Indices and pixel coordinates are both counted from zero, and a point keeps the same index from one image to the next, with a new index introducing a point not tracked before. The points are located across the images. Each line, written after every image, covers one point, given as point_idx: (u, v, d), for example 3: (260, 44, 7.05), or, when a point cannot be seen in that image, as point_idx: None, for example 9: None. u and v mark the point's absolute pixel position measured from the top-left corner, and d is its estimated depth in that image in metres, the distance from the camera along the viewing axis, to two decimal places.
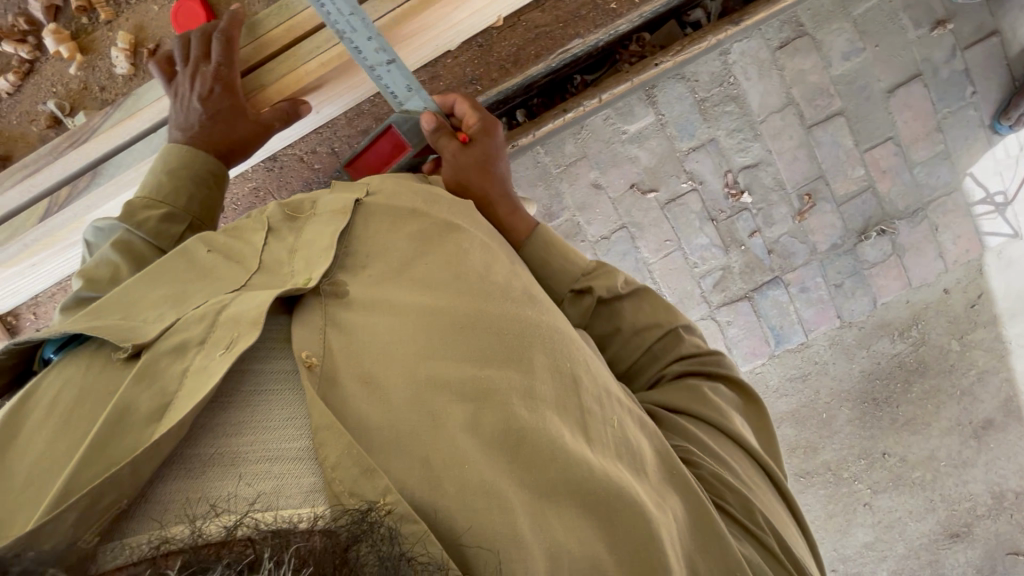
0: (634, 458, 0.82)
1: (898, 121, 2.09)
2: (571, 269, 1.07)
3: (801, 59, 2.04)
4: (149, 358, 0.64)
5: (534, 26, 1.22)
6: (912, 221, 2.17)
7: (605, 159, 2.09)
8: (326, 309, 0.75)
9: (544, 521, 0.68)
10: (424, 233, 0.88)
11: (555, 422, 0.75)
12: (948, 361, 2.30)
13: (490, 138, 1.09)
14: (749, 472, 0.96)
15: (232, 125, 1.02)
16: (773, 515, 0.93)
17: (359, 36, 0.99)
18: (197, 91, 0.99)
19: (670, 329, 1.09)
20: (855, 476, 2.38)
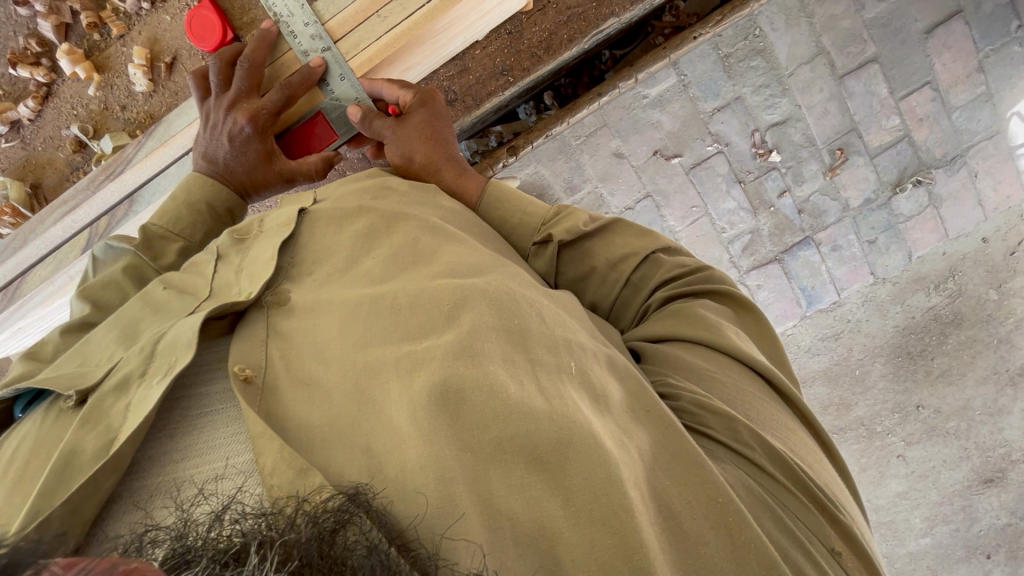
0: (600, 398, 0.69)
1: (937, 64, 1.97)
2: (532, 219, 0.93)
3: (832, 4, 1.92)
4: (94, 399, 0.61)
5: (566, 8, 1.10)
6: (950, 169, 2.08)
7: (627, 127, 2.02)
8: (266, 320, 0.71)
9: (486, 488, 0.58)
10: (370, 228, 0.81)
11: (500, 376, 0.64)
12: (986, 310, 2.25)
13: (428, 109, 0.96)
14: (750, 391, 0.78)
15: (255, 169, 0.94)
16: (781, 437, 0.75)
17: (295, 20, 0.95)
18: (228, 129, 0.91)
19: (649, 255, 0.90)
20: (889, 430, 2.39)
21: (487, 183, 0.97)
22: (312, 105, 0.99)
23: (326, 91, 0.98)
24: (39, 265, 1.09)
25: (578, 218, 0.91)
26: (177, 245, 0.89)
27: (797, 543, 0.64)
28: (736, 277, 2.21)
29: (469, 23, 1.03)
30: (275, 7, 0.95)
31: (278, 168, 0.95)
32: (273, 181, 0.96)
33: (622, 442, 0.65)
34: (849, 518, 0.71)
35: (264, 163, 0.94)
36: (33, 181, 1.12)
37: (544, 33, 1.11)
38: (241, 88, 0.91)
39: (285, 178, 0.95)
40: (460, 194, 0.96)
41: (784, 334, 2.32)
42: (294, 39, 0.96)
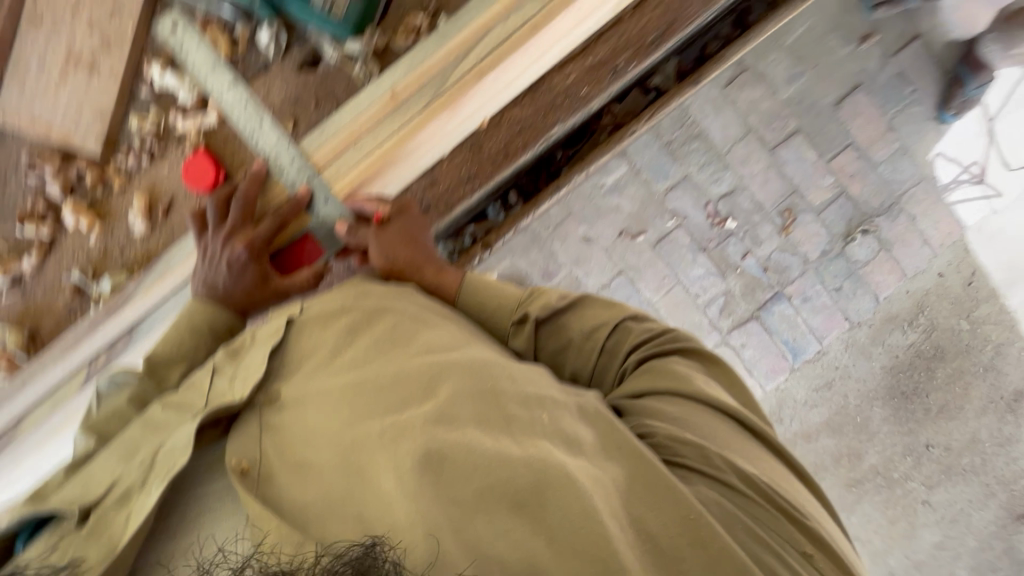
0: (578, 446, 0.68)
1: (852, 128, 2.23)
2: (508, 302, 0.99)
3: (750, 91, 2.19)
4: (97, 513, 0.66)
5: (517, 119, 1.09)
6: (889, 216, 2.26)
7: (591, 213, 2.18)
8: (259, 418, 0.75)
9: (473, 537, 0.60)
10: (353, 326, 0.84)
11: (476, 434, 0.67)
12: (963, 341, 2.32)
13: (402, 214, 1.06)
14: (724, 430, 0.78)
15: (251, 290, 1.00)
16: (755, 466, 0.75)
17: (282, 157, 1.04)
18: (225, 257, 0.98)
19: (620, 322, 0.94)
20: (906, 475, 2.33)
21: (463, 274, 1.04)
22: (300, 226, 1.07)
23: (312, 213, 1.05)
24: (35, 410, 1.12)
25: (552, 293, 0.97)
26: (178, 369, 0.91)
27: (768, 552, 0.66)
28: (720, 338, 2.27)
29: (430, 142, 1.03)
30: (264, 148, 1.04)
31: (274, 287, 1.02)
32: (269, 299, 1.03)
33: (602, 488, 0.64)
34: (831, 543, 0.72)
35: (260, 284, 1.01)
36: (30, 330, 1.10)
37: (501, 142, 1.10)
38: (236, 221, 1.00)
39: (280, 295, 1.02)
40: (440, 286, 1.02)
41: (778, 391, 2.32)
42: (282, 173, 1.04)
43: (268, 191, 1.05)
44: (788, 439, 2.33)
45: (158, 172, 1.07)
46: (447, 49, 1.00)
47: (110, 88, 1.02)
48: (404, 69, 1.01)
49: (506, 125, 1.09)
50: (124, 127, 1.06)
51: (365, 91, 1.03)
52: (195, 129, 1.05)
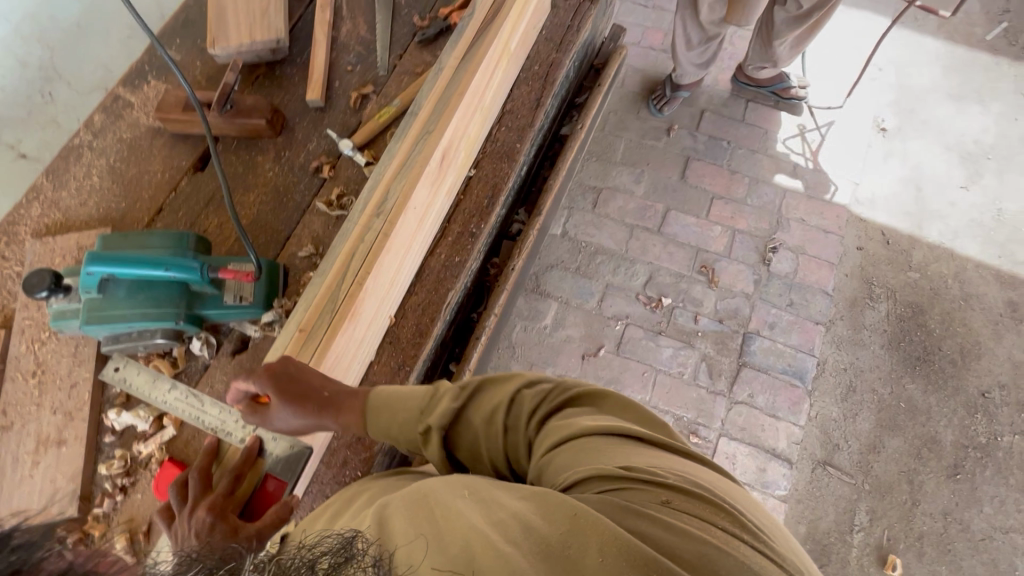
0: (496, 505, 0.57)
1: (707, 186, 2.61)
2: (410, 416, 0.90)
3: (614, 201, 2.59)
4: None
5: (417, 304, 1.28)
6: (784, 228, 2.53)
7: (549, 355, 2.31)
8: None
9: None
10: (331, 513, 0.77)
11: (404, 527, 0.56)
12: (926, 287, 2.42)
13: (282, 370, 1.00)
14: (638, 450, 0.68)
15: (218, 544, 0.90)
16: (674, 471, 0.64)
17: (229, 423, 1.15)
18: (190, 528, 0.94)
19: (516, 385, 0.86)
20: (990, 434, 2.19)
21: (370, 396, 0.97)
22: (259, 472, 1.09)
23: (266, 455, 1.11)
24: None
25: (448, 396, 0.88)
26: None
27: (689, 541, 0.52)
28: (729, 400, 2.24)
29: (354, 350, 1.16)
30: (212, 424, 1.16)
31: (246, 532, 0.93)
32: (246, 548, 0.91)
33: (514, 530, 0.53)
34: (762, 528, 0.59)
35: (231, 536, 0.92)
36: None
37: (412, 326, 1.27)
38: (193, 492, 1.01)
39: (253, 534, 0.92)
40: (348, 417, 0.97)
41: (814, 419, 2.22)
42: (230, 435, 1.14)
43: (223, 463, 1.11)
44: (860, 461, 2.16)
45: (133, 502, 1.14)
46: (332, 274, 1.09)
47: (78, 449, 1.15)
48: (302, 305, 1.10)
49: (410, 312, 1.28)
50: (95, 479, 1.16)
51: (277, 340, 1.09)
52: (157, 446, 1.17)
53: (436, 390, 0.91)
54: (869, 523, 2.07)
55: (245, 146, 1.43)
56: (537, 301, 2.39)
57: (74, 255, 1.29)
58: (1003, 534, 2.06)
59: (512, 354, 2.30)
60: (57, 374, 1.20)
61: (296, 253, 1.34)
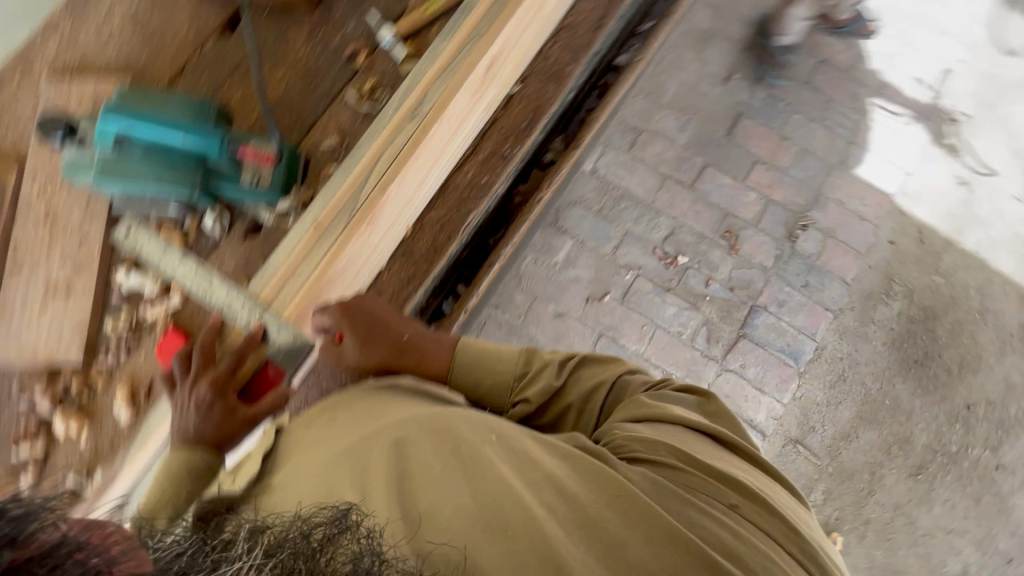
0: (530, 460, 0.74)
1: (752, 148, 2.48)
2: (503, 379, 1.01)
3: (652, 146, 2.46)
4: None
5: (437, 219, 1.24)
6: (820, 207, 2.43)
7: (554, 291, 2.30)
8: (256, 505, 0.76)
9: (425, 546, 0.63)
10: (347, 414, 0.91)
11: (440, 463, 0.73)
12: (946, 293, 2.36)
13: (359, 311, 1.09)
14: (697, 442, 0.80)
15: (216, 424, 0.98)
16: (721, 463, 0.76)
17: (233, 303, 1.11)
18: (190, 401, 0.99)
19: (617, 378, 0.97)
20: (963, 444, 2.24)
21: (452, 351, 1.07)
22: (259, 356, 1.07)
23: (269, 342, 1.07)
24: None
25: (548, 373, 0.98)
26: None
27: (714, 523, 0.67)
28: (719, 367, 2.27)
29: (366, 255, 1.15)
30: (219, 303, 1.14)
31: (243, 416, 1.00)
32: (242, 431, 1.00)
33: (546, 491, 0.68)
34: (790, 520, 0.73)
35: (229, 417, 0.99)
36: None
37: (427, 242, 1.24)
38: (195, 366, 1.03)
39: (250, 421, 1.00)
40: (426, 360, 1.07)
41: (798, 399, 2.27)
42: (237, 312, 1.10)
43: (227, 336, 1.10)
44: (830, 446, 2.23)
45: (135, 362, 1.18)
46: (353, 175, 1.05)
47: (85, 303, 1.16)
48: (319, 202, 1.06)
49: (428, 227, 1.24)
50: (100, 331, 1.19)
51: (291, 232, 1.06)
52: (162, 312, 1.19)
53: (532, 361, 1.02)
54: (821, 502, 2.18)
55: (278, 13, 1.32)
56: (553, 236, 2.34)
57: (90, 103, 1.23)
58: (944, 534, 2.18)
59: (518, 284, 2.29)
60: (66, 224, 1.17)
61: (320, 142, 1.27)
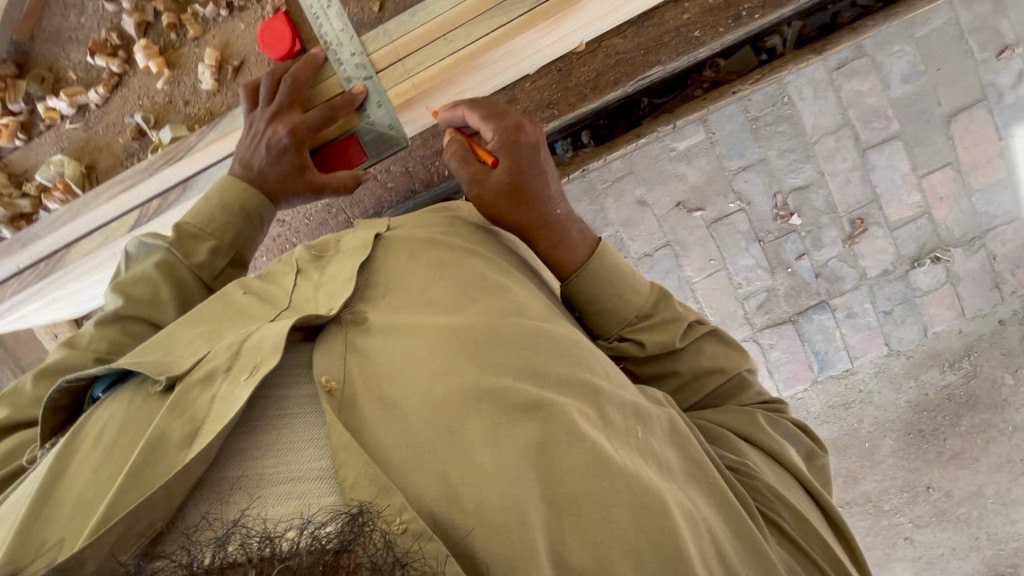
0: (661, 461, 0.78)
1: (958, 146, 1.98)
2: (625, 311, 1.02)
3: (859, 81, 1.92)
4: (181, 389, 0.70)
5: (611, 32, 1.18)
6: (968, 249, 2.08)
7: (652, 177, 2.02)
8: (344, 336, 0.80)
9: (560, 519, 0.66)
10: (466, 283, 0.88)
11: (581, 422, 0.73)
12: (1002, 395, 2.22)
13: (527, 141, 1.02)
14: (790, 484, 0.91)
15: (286, 173, 1.13)
16: (809, 516, 0.88)
17: (343, 53, 1.19)
18: (269, 136, 1.12)
19: (735, 374, 1.03)
20: (896, 509, 2.32)
21: (592, 254, 1.04)
22: (348, 124, 1.20)
23: (362, 116, 1.20)
24: (85, 240, 1.37)
25: (674, 331, 1.00)
26: (206, 245, 1.06)
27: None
28: (750, 333, 2.20)
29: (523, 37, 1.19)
30: (331, 43, 1.20)
31: (308, 179, 1.15)
32: (301, 189, 1.15)
33: (677, 498, 0.74)
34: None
35: (295, 174, 1.14)
36: (86, 160, 1.48)
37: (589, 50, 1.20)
38: (285, 101, 1.13)
39: (314, 185, 1.14)
40: (557, 250, 1.04)
41: (793, 397, 2.29)
42: (340, 67, 1.20)
43: (319, 83, 1.20)
44: None
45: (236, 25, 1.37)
46: None
47: None
48: None
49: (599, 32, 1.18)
50: None
51: None
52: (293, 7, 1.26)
53: (657, 306, 1.03)
54: None
55: None
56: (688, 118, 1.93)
57: None
58: None
59: None
60: None
61: None
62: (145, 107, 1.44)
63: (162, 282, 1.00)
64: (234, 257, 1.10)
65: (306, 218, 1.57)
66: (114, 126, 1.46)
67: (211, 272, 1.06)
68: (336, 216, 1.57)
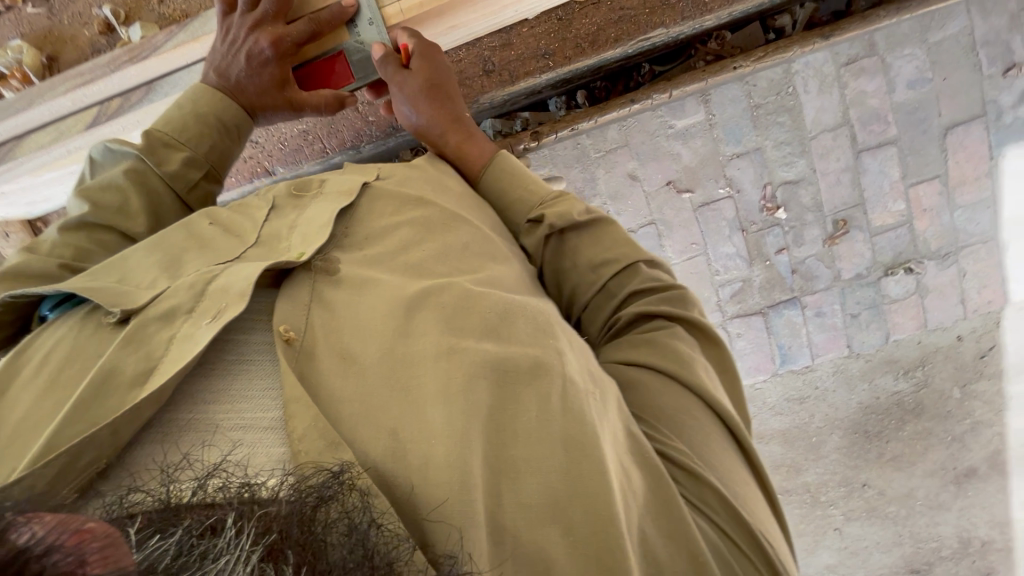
0: (609, 428, 0.76)
1: (950, 161, 1.99)
2: (526, 199, 1.05)
3: (865, 80, 1.88)
4: (138, 323, 0.68)
5: (619, 8, 1.31)
6: (941, 264, 2.12)
7: (647, 151, 1.98)
8: (312, 284, 0.78)
9: (501, 484, 0.67)
10: (439, 252, 0.86)
11: (540, 394, 0.72)
12: (947, 407, 2.31)
13: (437, 57, 1.13)
14: (705, 425, 0.86)
15: (266, 91, 1.09)
16: (728, 483, 0.82)
17: None
18: (246, 46, 1.05)
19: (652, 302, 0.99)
20: (832, 501, 2.41)
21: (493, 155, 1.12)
22: (336, 37, 1.10)
23: (352, 32, 1.10)
24: (41, 131, 1.31)
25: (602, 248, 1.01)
26: (179, 155, 1.06)
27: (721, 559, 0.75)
28: (719, 320, 2.23)
29: None
30: None
31: (288, 95, 1.10)
32: (281, 106, 1.11)
33: (626, 475, 0.74)
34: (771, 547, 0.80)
35: (275, 89, 1.09)
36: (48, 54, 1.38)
37: (592, 27, 1.33)
38: (263, 9, 1.04)
39: (294, 103, 1.10)
40: (467, 155, 1.12)
41: (752, 387, 2.35)
42: None
43: None
44: None
45: None
46: None
47: None
48: None
49: (604, 8, 1.32)
50: None
51: None
52: None
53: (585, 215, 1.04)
54: None
55: None
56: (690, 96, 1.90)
57: None
58: None
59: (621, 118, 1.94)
60: None
61: None
62: (116, 3, 1.35)
63: (131, 189, 1.00)
64: (209, 171, 1.09)
65: (280, 143, 1.51)
66: (81, 17, 1.37)
67: (184, 181, 1.05)
68: (310, 143, 1.52)
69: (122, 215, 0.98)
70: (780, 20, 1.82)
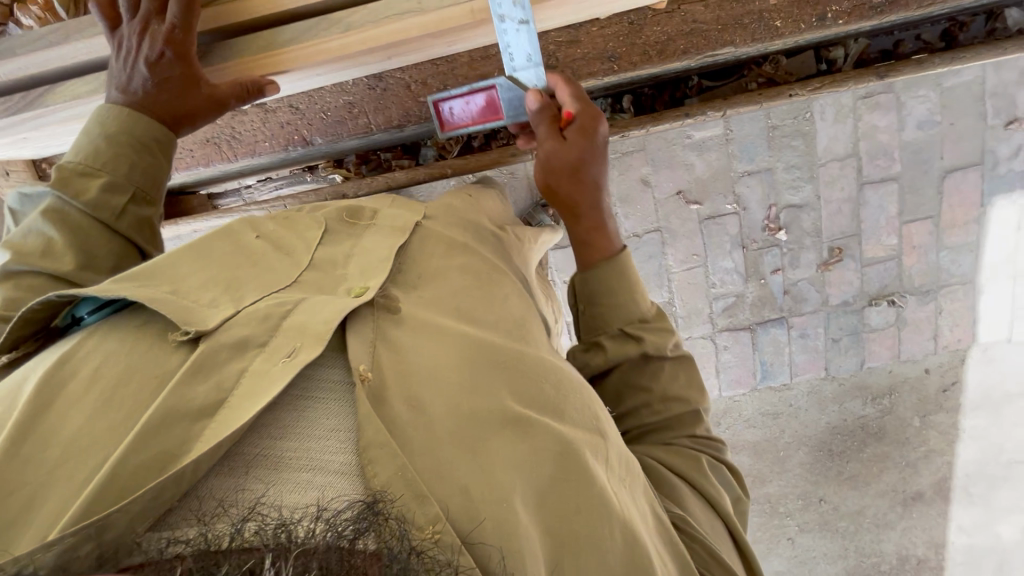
0: (636, 508, 0.83)
1: (944, 203, 2.08)
2: (632, 311, 1.08)
3: (879, 115, 1.93)
4: (208, 348, 0.66)
5: (692, 21, 1.32)
6: (921, 299, 2.22)
7: (662, 158, 1.99)
8: (375, 321, 0.77)
9: (562, 555, 0.69)
10: (488, 299, 0.89)
11: (593, 466, 0.76)
12: (906, 433, 2.45)
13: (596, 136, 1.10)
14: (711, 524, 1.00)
15: (185, 94, 1.09)
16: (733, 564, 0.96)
17: None
18: (148, 52, 1.04)
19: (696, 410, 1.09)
20: (788, 512, 2.56)
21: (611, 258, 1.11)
22: None
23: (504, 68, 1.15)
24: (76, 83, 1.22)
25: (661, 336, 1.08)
26: (98, 180, 1.05)
27: None
28: (708, 332, 2.28)
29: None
30: None
31: (206, 92, 1.10)
32: (201, 107, 1.11)
33: (653, 548, 0.80)
34: None
35: (190, 87, 1.09)
36: None
37: (663, 36, 1.33)
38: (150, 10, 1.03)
39: (216, 103, 1.11)
40: (591, 241, 1.12)
41: (729, 399, 2.43)
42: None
43: None
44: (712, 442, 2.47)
45: None
46: None
47: None
48: None
49: (677, 18, 1.32)
50: None
51: None
52: None
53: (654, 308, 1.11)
54: None
55: None
56: None
57: None
58: None
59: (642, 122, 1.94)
60: None
61: None
62: None
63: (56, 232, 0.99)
64: (135, 193, 1.08)
65: (324, 111, 1.52)
66: None
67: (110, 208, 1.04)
68: (353, 117, 1.52)
69: (45, 257, 0.96)
70: (834, 52, 1.82)
